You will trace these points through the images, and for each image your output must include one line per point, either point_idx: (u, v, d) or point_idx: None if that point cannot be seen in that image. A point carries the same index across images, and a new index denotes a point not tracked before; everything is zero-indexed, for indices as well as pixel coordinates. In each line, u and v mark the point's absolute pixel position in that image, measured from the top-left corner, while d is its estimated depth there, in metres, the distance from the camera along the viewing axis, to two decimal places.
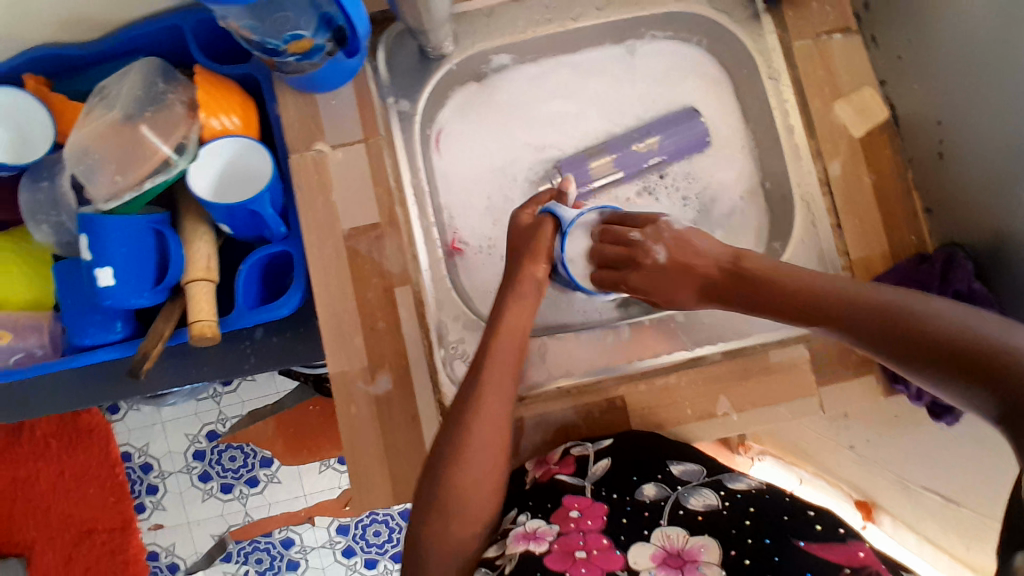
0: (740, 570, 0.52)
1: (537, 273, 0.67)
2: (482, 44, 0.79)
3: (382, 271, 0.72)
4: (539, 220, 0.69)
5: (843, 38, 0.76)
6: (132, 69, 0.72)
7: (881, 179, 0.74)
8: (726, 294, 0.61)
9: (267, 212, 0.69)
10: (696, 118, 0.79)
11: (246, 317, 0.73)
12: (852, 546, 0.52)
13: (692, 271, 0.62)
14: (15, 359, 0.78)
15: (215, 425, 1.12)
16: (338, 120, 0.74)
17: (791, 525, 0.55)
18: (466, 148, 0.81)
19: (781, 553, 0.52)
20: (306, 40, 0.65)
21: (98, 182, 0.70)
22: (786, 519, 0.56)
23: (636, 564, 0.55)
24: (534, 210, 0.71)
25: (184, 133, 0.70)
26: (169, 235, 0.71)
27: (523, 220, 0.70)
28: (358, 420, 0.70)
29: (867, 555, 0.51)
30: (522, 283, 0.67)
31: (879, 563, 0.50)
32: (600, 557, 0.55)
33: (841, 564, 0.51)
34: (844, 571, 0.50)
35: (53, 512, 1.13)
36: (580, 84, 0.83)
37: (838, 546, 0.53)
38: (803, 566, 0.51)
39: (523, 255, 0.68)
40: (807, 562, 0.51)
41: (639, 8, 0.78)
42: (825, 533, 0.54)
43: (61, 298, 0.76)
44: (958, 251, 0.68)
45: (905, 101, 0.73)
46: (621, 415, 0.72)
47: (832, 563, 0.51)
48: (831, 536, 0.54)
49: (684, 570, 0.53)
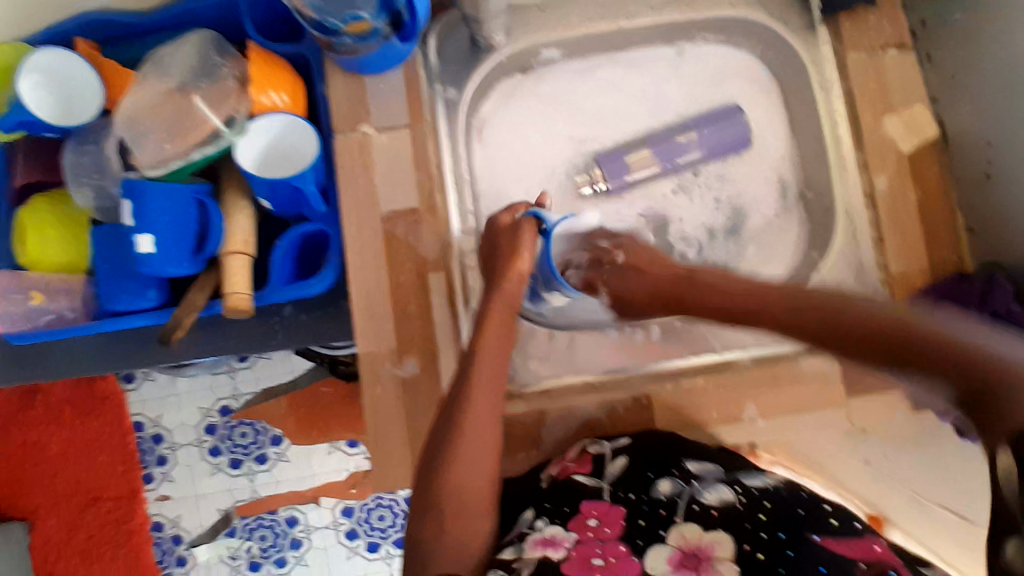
0: (754, 564, 0.53)
1: (522, 266, 0.67)
2: (534, 35, 0.79)
3: (417, 255, 0.72)
4: (521, 221, 0.69)
5: (898, 53, 0.75)
6: (189, 39, 0.73)
7: (927, 196, 0.73)
8: (687, 299, 0.66)
9: (309, 189, 0.70)
10: (739, 115, 0.79)
11: (280, 292, 0.74)
12: (869, 540, 0.53)
13: (647, 274, 0.70)
14: (46, 320, 0.78)
15: (229, 400, 1.13)
16: (385, 102, 0.74)
17: (806, 520, 0.56)
18: (506, 138, 0.81)
19: (795, 546, 0.54)
20: (365, 22, 0.65)
21: (144, 146, 0.71)
22: (801, 514, 0.56)
23: (653, 567, 0.55)
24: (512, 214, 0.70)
25: (234, 106, 0.70)
26: (211, 206, 0.72)
27: (503, 223, 0.70)
28: (383, 402, 0.71)
29: (883, 549, 0.52)
30: (510, 280, 0.67)
31: (897, 558, 0.51)
32: (620, 565, 0.56)
33: (857, 559, 0.51)
34: (859, 565, 0.51)
35: (62, 477, 1.14)
36: (626, 81, 0.82)
37: (854, 540, 0.53)
38: (815, 559, 0.52)
39: (505, 253, 0.68)
40: (821, 557, 0.52)
41: (692, 10, 0.79)
42: (841, 527, 0.55)
43: (97, 262, 0.76)
44: (998, 273, 0.67)
45: (955, 120, 0.73)
46: (646, 413, 0.72)
47: (847, 557, 0.52)
48: (846, 530, 0.54)
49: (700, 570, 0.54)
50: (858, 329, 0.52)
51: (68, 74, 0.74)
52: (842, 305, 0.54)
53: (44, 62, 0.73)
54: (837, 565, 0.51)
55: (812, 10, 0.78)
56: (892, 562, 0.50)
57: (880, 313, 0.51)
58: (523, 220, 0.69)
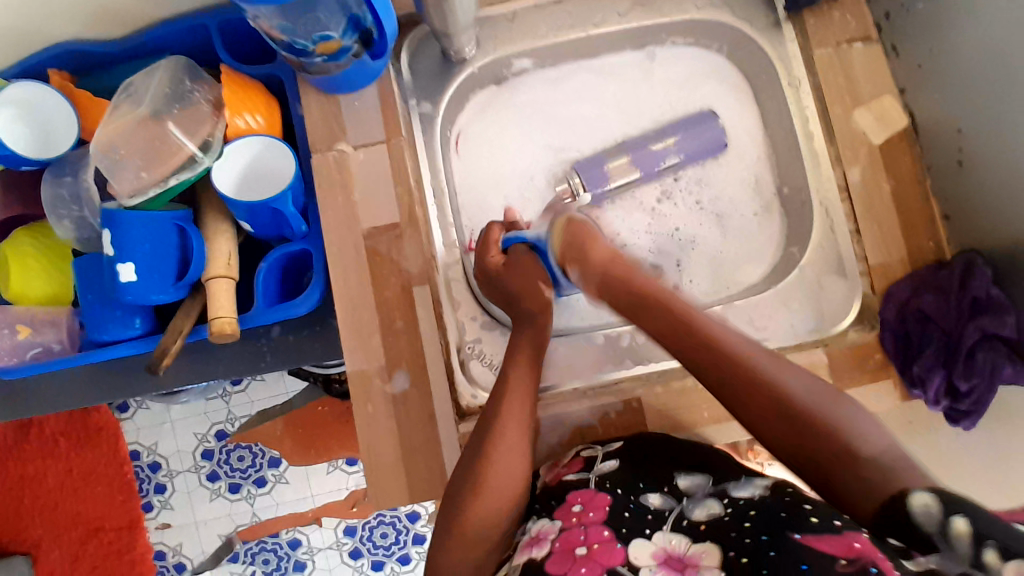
0: (738, 570, 0.51)
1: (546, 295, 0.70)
2: (505, 48, 0.79)
3: (402, 271, 0.72)
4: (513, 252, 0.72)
5: (864, 46, 0.76)
6: (159, 67, 0.73)
7: (901, 186, 0.74)
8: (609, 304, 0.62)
9: (288, 210, 0.70)
10: (713, 120, 0.79)
11: (265, 314, 0.74)
12: (849, 537, 0.48)
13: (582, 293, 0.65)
14: (32, 353, 0.78)
15: (224, 424, 1.13)
16: (360, 120, 0.74)
17: (789, 521, 0.53)
18: (485, 151, 0.82)
19: (776, 548, 0.51)
20: (335, 41, 0.66)
21: (121, 176, 0.71)
22: (784, 517, 0.53)
23: (636, 560, 0.55)
24: (497, 251, 0.73)
25: (209, 130, 0.71)
26: (192, 231, 0.71)
27: (495, 263, 0.72)
28: (374, 419, 0.70)
29: (863, 544, 0.46)
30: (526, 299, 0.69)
31: (877, 552, 0.45)
32: (601, 550, 0.56)
33: (837, 556, 0.46)
34: (838, 562, 0.46)
35: (62, 510, 1.14)
36: (599, 87, 0.83)
37: (836, 537, 0.48)
38: (795, 558, 0.49)
39: (521, 292, 0.70)
40: (802, 555, 0.49)
41: (660, 14, 0.80)
42: (821, 525, 0.51)
43: (81, 292, 0.76)
44: (977, 258, 0.67)
45: (925, 109, 0.73)
46: (638, 416, 0.72)
47: (827, 555, 0.47)
48: (828, 527, 0.50)
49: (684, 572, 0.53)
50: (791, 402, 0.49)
51: (41, 107, 0.75)
52: (786, 375, 0.51)
53: (19, 93, 0.74)
54: (818, 563, 0.47)
55: (776, 9, 0.79)
56: (873, 556, 0.45)
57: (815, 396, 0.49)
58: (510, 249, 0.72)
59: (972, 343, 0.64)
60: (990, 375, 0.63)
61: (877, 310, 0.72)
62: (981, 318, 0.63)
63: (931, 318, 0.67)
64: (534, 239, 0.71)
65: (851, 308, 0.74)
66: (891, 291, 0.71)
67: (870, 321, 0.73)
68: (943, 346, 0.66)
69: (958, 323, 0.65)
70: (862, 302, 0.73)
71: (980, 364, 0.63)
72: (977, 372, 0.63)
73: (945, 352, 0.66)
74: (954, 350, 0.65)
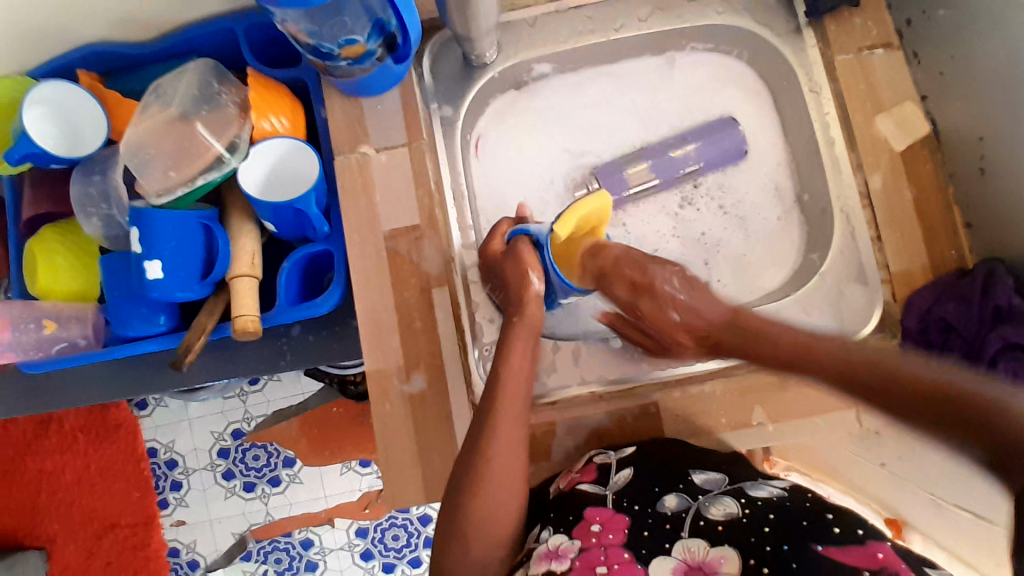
0: None
1: (534, 288, 0.67)
2: (525, 52, 0.80)
3: (421, 273, 0.73)
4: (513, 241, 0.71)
5: (886, 53, 0.76)
6: (188, 69, 0.74)
7: (923, 194, 0.73)
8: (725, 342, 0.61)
9: (312, 211, 0.71)
10: (735, 126, 0.79)
11: (287, 313, 0.74)
12: (870, 548, 0.52)
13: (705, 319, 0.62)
14: (57, 348, 0.79)
15: (240, 423, 1.14)
16: (383, 124, 0.75)
17: (810, 529, 0.56)
18: (503, 154, 0.82)
19: (799, 559, 0.53)
20: (360, 45, 0.67)
21: (150, 175, 0.72)
22: (805, 525, 0.56)
23: (657, 574, 0.56)
24: (500, 238, 0.73)
25: (236, 131, 0.73)
26: (217, 230, 0.73)
27: (494, 250, 0.72)
28: (391, 419, 0.71)
29: (886, 556, 0.51)
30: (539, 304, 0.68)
31: (901, 564, 0.50)
32: (622, 570, 0.56)
33: (861, 567, 0.51)
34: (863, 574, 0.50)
35: (79, 506, 1.15)
36: (618, 92, 0.84)
37: (857, 548, 0.53)
38: (819, 568, 0.52)
39: (511, 278, 0.68)
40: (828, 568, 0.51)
41: (681, 21, 0.80)
42: (844, 536, 0.54)
43: (107, 289, 0.77)
44: (999, 266, 0.66)
45: (947, 115, 0.73)
46: (655, 421, 0.72)
47: (851, 566, 0.51)
48: (849, 538, 0.54)
49: None
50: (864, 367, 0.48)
51: (73, 109, 0.77)
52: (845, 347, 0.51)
53: (44, 95, 0.76)
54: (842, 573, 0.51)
55: (797, 16, 0.79)
56: (896, 567, 0.50)
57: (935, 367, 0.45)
58: (512, 239, 0.72)
59: (994, 352, 0.63)
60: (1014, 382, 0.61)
61: (899, 318, 0.71)
62: (1004, 328, 0.63)
63: (952, 327, 0.67)
64: (536, 232, 0.70)
65: (873, 313, 0.72)
66: (912, 299, 0.71)
67: (892, 330, 0.72)
68: (965, 354, 0.66)
69: (979, 332, 0.65)
70: (883, 310, 0.72)
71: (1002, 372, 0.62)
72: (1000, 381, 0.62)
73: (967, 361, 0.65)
74: (976, 359, 0.65)
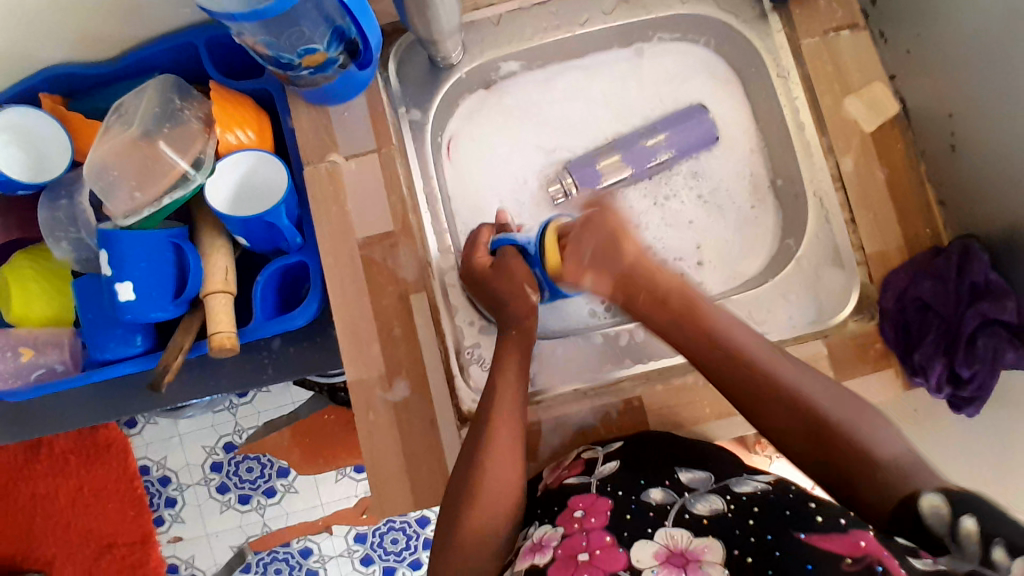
0: (744, 569, 0.52)
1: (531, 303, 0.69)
2: (491, 52, 0.79)
3: (398, 279, 0.72)
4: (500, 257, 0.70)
5: (852, 34, 0.76)
6: (149, 87, 0.73)
7: (894, 174, 0.73)
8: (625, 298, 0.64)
9: (283, 223, 0.70)
10: (705, 115, 0.79)
11: (265, 327, 0.74)
12: (855, 536, 0.50)
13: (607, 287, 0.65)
14: (37, 374, 0.78)
15: (232, 436, 1.13)
16: (351, 131, 0.75)
17: (794, 519, 0.55)
18: (476, 156, 0.82)
19: (781, 547, 0.52)
20: (319, 54, 0.66)
21: (116, 197, 0.71)
22: (790, 516, 0.55)
23: (639, 562, 0.55)
24: (484, 250, 0.72)
25: (201, 147, 0.71)
26: (187, 249, 0.71)
27: (482, 264, 0.71)
28: (376, 428, 0.70)
29: (869, 543, 0.48)
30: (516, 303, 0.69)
31: (885, 549, 0.47)
32: (603, 557, 0.55)
33: (843, 555, 0.49)
34: (845, 561, 0.48)
35: (74, 527, 1.14)
36: (587, 87, 0.83)
37: (842, 537, 0.50)
38: (801, 558, 0.51)
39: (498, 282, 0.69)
40: (808, 555, 0.51)
41: (645, 11, 0.80)
42: (828, 527, 0.53)
43: (82, 313, 0.76)
44: (973, 242, 0.67)
45: (916, 94, 0.73)
46: (640, 415, 0.72)
47: (831, 553, 0.50)
48: (834, 529, 0.52)
49: (687, 569, 0.53)
50: (813, 412, 0.53)
51: (36, 131, 0.76)
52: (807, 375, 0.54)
53: (10, 118, 0.75)
54: (824, 565, 0.49)
55: (762, 1, 0.79)
56: (877, 553, 0.47)
57: (827, 395, 0.54)
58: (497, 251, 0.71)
59: (973, 329, 0.63)
60: (992, 360, 0.62)
61: (876, 299, 0.72)
62: (981, 304, 0.62)
63: (930, 306, 0.67)
64: (523, 242, 0.70)
65: (851, 297, 0.73)
66: (890, 279, 0.71)
67: (868, 309, 0.73)
68: (944, 332, 0.65)
69: (957, 309, 0.65)
70: (861, 293, 0.73)
71: (982, 349, 0.62)
72: (979, 358, 0.62)
73: (945, 341, 0.65)
74: (955, 337, 0.64)
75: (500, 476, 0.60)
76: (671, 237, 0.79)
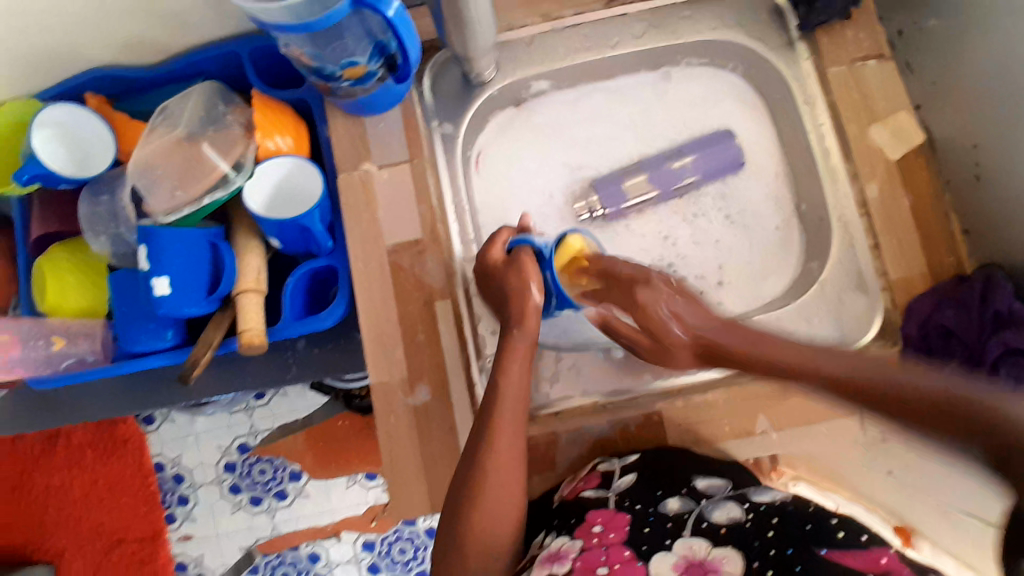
0: None
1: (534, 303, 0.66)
2: (523, 70, 0.82)
3: (424, 286, 0.74)
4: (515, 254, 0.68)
5: (878, 63, 0.77)
6: (194, 91, 0.76)
7: (919, 202, 0.74)
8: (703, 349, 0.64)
9: (317, 228, 0.72)
10: (731, 140, 0.80)
11: (292, 327, 0.76)
12: (876, 552, 0.53)
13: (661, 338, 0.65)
14: (66, 364, 0.80)
15: (247, 437, 1.15)
16: (384, 141, 0.77)
17: (814, 534, 0.56)
18: (505, 170, 0.84)
19: (802, 561, 0.54)
20: (360, 67, 0.69)
21: (157, 195, 0.74)
22: (809, 529, 0.57)
23: (657, 574, 0.57)
24: (501, 246, 0.71)
25: (241, 151, 0.74)
26: (224, 249, 0.74)
27: (496, 259, 0.70)
28: (395, 431, 0.72)
29: (889, 561, 0.53)
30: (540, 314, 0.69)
31: (902, 568, 0.52)
32: (622, 570, 0.57)
33: (865, 571, 0.52)
34: None
35: (87, 521, 1.16)
36: (614, 108, 0.85)
37: (861, 552, 0.54)
38: (821, 572, 0.53)
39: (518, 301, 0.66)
40: (830, 570, 0.53)
41: (675, 36, 0.82)
42: (847, 541, 0.55)
43: (116, 306, 0.79)
44: (996, 272, 0.68)
45: (941, 125, 0.74)
46: (659, 430, 0.72)
47: (853, 569, 0.52)
48: (853, 543, 0.55)
49: None
50: (880, 387, 0.50)
51: (79, 129, 0.79)
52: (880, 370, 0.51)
53: (55, 117, 0.78)
54: None
55: (790, 29, 0.80)
56: (900, 575, 0.51)
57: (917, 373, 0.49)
58: (514, 250, 0.70)
59: (995, 357, 0.63)
60: None
61: (899, 325, 0.72)
62: (1004, 332, 0.63)
63: (953, 334, 0.67)
64: (542, 246, 0.69)
65: (873, 322, 0.73)
66: (912, 306, 0.71)
67: (892, 336, 0.73)
68: (967, 359, 0.66)
69: (980, 337, 0.65)
70: (883, 318, 0.73)
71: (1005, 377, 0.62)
72: None
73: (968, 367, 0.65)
74: (978, 363, 0.65)
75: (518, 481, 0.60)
76: (693, 255, 0.80)
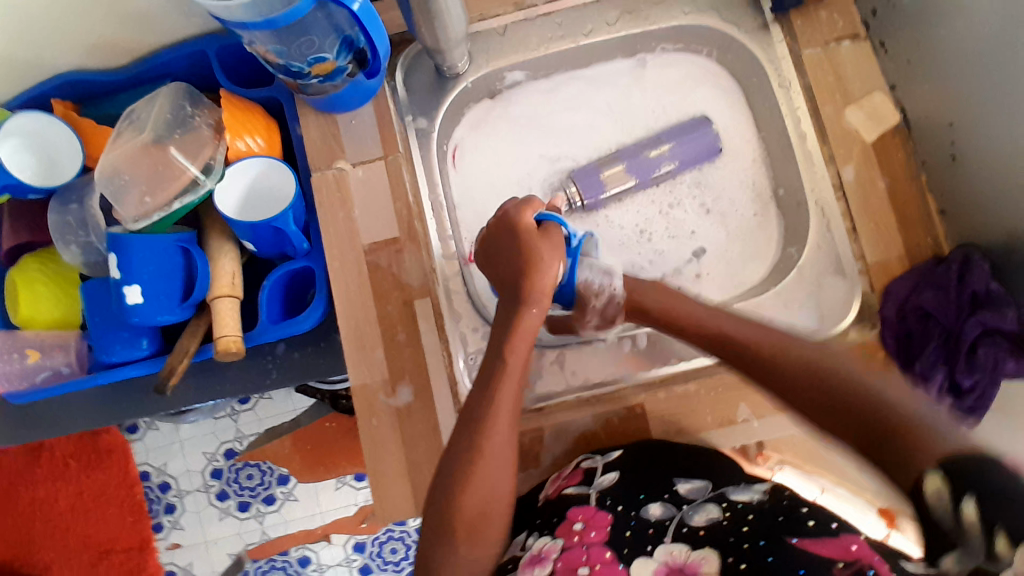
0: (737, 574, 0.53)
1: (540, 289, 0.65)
2: (497, 61, 0.81)
3: (403, 284, 0.73)
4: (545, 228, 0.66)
5: (852, 44, 0.77)
6: (160, 94, 0.74)
7: (895, 184, 0.74)
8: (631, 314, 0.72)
9: (290, 228, 0.71)
10: (707, 126, 0.80)
11: (269, 332, 0.75)
12: (845, 540, 0.52)
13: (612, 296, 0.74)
14: (42, 376, 0.79)
15: (233, 443, 1.13)
16: (358, 138, 0.76)
17: (786, 524, 0.56)
18: (483, 163, 0.83)
19: (774, 552, 0.53)
20: (329, 62, 0.67)
21: (126, 202, 0.72)
22: (781, 520, 0.56)
23: None
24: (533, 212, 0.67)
25: (211, 153, 0.73)
26: (196, 253, 0.72)
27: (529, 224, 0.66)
28: (379, 432, 0.71)
29: (859, 548, 0.51)
30: None
31: (876, 556, 0.49)
32: (604, 570, 0.57)
33: (835, 559, 0.50)
34: (836, 565, 0.50)
35: (73, 534, 1.14)
36: (591, 96, 0.84)
37: (832, 541, 0.52)
38: (794, 563, 0.51)
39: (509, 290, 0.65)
40: (799, 561, 0.51)
41: (647, 22, 0.81)
42: (818, 529, 0.54)
43: (89, 315, 0.77)
44: (974, 251, 0.68)
45: (916, 104, 0.74)
46: (642, 422, 0.72)
47: (824, 560, 0.51)
48: (823, 531, 0.54)
49: None
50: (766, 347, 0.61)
51: (47, 138, 0.77)
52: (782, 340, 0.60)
53: (23, 124, 0.75)
54: (815, 567, 0.50)
55: (764, 12, 0.80)
56: (869, 559, 0.49)
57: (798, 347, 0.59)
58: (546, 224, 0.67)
59: (974, 336, 0.64)
60: (993, 369, 0.63)
61: (877, 307, 0.72)
62: (981, 312, 0.64)
63: (931, 316, 0.67)
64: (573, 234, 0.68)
65: (851, 305, 0.73)
66: (892, 288, 0.71)
67: (871, 318, 0.72)
68: (943, 339, 0.66)
69: (958, 318, 0.65)
70: (862, 300, 0.73)
71: (982, 358, 0.63)
72: (979, 367, 0.63)
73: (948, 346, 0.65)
74: (954, 346, 0.65)
75: (506, 476, 0.59)
76: (672, 246, 0.80)
